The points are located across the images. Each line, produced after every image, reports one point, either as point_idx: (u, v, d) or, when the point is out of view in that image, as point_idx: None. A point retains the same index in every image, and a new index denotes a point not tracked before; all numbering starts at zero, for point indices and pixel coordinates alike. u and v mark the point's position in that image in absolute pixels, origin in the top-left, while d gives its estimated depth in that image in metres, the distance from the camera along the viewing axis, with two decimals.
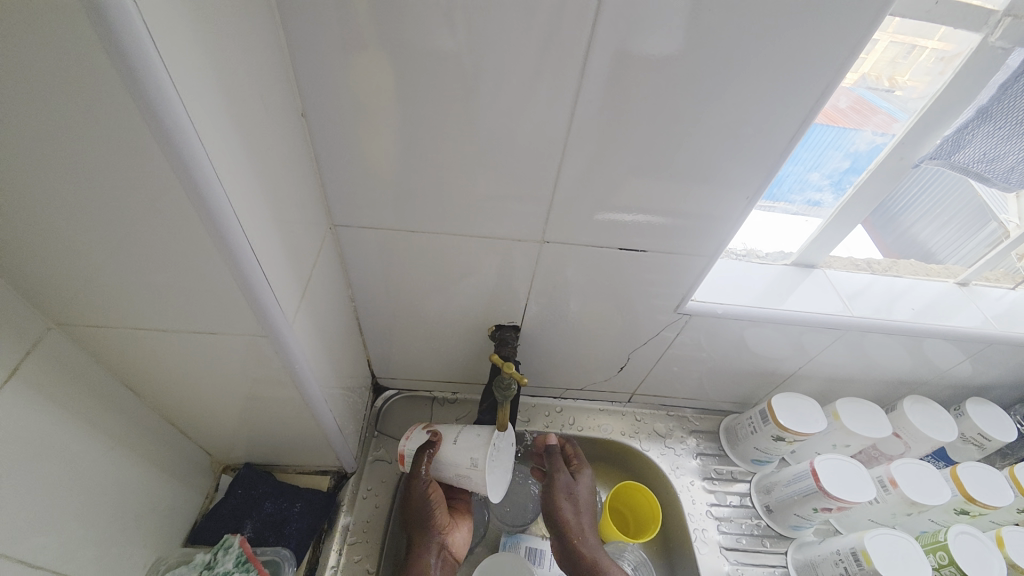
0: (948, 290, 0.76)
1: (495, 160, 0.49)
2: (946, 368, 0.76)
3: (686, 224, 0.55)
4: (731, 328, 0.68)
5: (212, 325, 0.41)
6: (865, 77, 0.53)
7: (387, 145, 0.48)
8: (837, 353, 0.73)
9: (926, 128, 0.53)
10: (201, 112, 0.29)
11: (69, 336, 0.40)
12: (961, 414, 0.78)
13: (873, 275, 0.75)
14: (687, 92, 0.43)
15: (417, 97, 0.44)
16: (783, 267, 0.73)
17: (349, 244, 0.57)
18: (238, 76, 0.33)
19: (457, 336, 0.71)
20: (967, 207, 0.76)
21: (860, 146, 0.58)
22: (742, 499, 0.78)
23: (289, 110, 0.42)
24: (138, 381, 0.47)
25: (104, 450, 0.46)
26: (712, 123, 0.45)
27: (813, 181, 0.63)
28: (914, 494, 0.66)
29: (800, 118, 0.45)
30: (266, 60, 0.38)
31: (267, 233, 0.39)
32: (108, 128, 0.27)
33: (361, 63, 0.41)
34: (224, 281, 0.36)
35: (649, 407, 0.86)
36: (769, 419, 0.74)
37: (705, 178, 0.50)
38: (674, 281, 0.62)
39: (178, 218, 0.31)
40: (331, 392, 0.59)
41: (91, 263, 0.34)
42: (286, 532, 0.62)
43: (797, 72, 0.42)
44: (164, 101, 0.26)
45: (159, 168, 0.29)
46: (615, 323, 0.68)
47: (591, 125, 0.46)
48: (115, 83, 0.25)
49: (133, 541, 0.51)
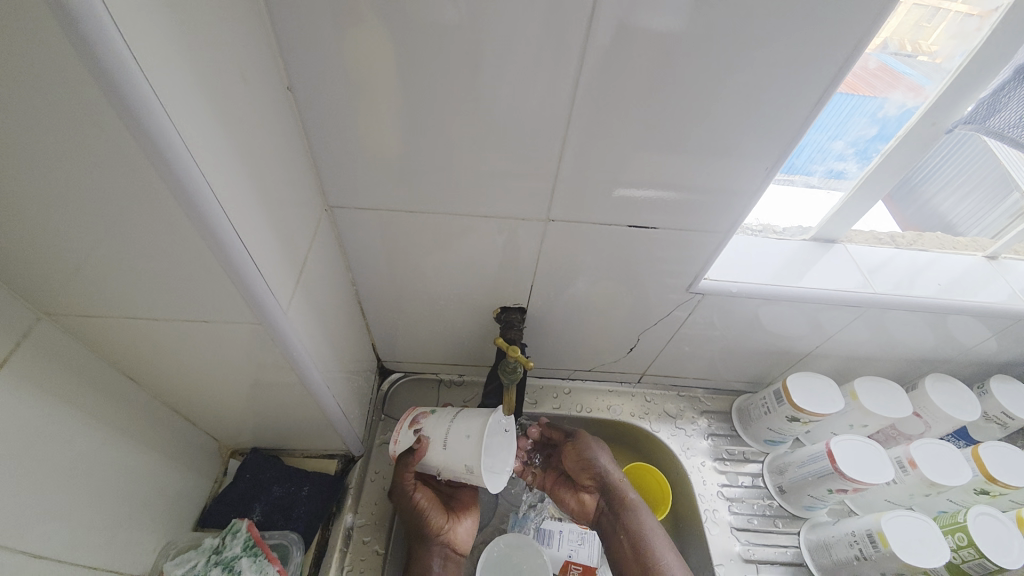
0: (976, 264, 0.72)
1: (494, 135, 0.46)
2: (970, 346, 0.73)
3: (699, 200, 0.52)
4: (746, 307, 0.66)
5: (204, 314, 0.39)
6: (889, 42, 0.48)
7: (381, 122, 0.45)
8: (856, 331, 0.70)
9: (960, 91, 0.50)
10: (168, 89, 0.27)
11: (60, 327, 0.39)
12: (985, 392, 0.75)
13: (896, 249, 0.72)
14: (702, 56, 0.40)
15: (409, 69, 0.41)
16: (801, 242, 0.69)
17: (346, 226, 0.55)
18: (210, 48, 0.31)
19: (461, 319, 0.69)
20: (990, 177, 0.70)
21: (889, 111, 0.54)
22: (754, 479, 0.77)
23: (273, 84, 0.40)
24: (136, 370, 0.46)
25: (105, 440, 0.45)
26: (730, 89, 0.42)
27: (836, 150, 0.59)
28: (933, 475, 0.64)
29: (826, 82, 0.41)
30: (243, 29, 0.35)
31: (254, 217, 0.37)
32: (68, 108, 0.24)
33: (347, 31, 0.38)
34: (212, 268, 0.35)
35: (659, 387, 0.84)
36: (783, 399, 0.72)
37: (721, 151, 0.47)
38: (687, 259, 0.59)
39: (156, 203, 0.30)
40: (333, 378, 0.58)
41: (69, 252, 0.32)
42: (294, 516, 0.63)
43: (825, 30, 0.38)
44: (124, 77, 0.24)
45: (129, 149, 0.26)
46: (625, 303, 0.66)
47: (596, 95, 0.42)
48: (68, 57, 0.23)
49: (142, 528, 0.51)
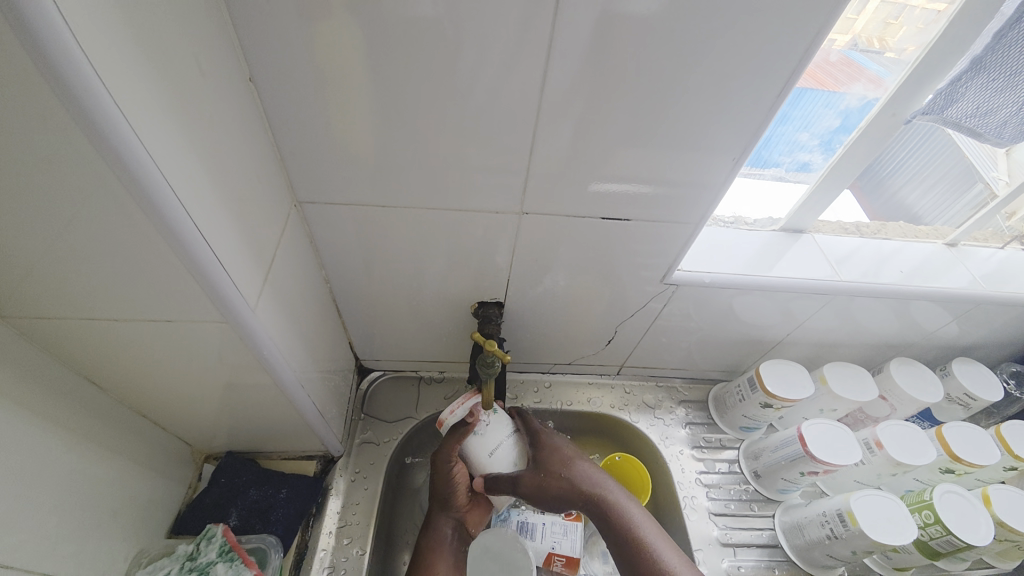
0: (937, 251, 0.75)
1: (466, 129, 0.46)
2: (933, 330, 0.76)
3: (671, 192, 0.53)
4: (719, 297, 0.67)
5: (170, 313, 0.38)
6: (856, 39, 0.51)
7: (349, 116, 0.44)
8: (825, 318, 0.72)
9: (918, 83, 0.51)
10: (117, 80, 0.26)
11: (16, 331, 0.38)
12: (948, 375, 0.78)
13: (862, 238, 0.74)
14: (668, 49, 0.40)
15: (377, 61, 0.40)
16: (771, 233, 0.71)
17: (318, 223, 0.55)
18: (162, 38, 0.30)
19: (440, 315, 0.69)
20: (952, 170, 0.74)
21: (850, 104, 0.55)
22: (730, 465, 0.79)
23: (235, 79, 0.39)
24: (100, 374, 0.45)
25: (68, 448, 0.44)
26: (696, 83, 0.43)
27: (802, 141, 0.60)
28: (899, 454, 0.67)
29: (788, 75, 0.42)
30: (202, 21, 0.34)
31: (216, 213, 0.36)
32: (9, 97, 0.23)
33: (311, 26, 0.38)
34: (174, 266, 0.34)
35: (638, 379, 0.85)
36: (757, 387, 0.74)
37: (690, 144, 0.48)
38: (661, 251, 0.60)
39: (109, 199, 0.29)
40: (308, 377, 0.57)
41: (19, 252, 0.31)
42: (272, 519, 0.62)
43: (785, 24, 0.39)
44: (68, 66, 0.23)
45: (78, 145, 0.26)
46: (602, 295, 0.67)
47: (565, 87, 0.42)
48: (4, 45, 0.22)
49: (111, 537, 0.50)
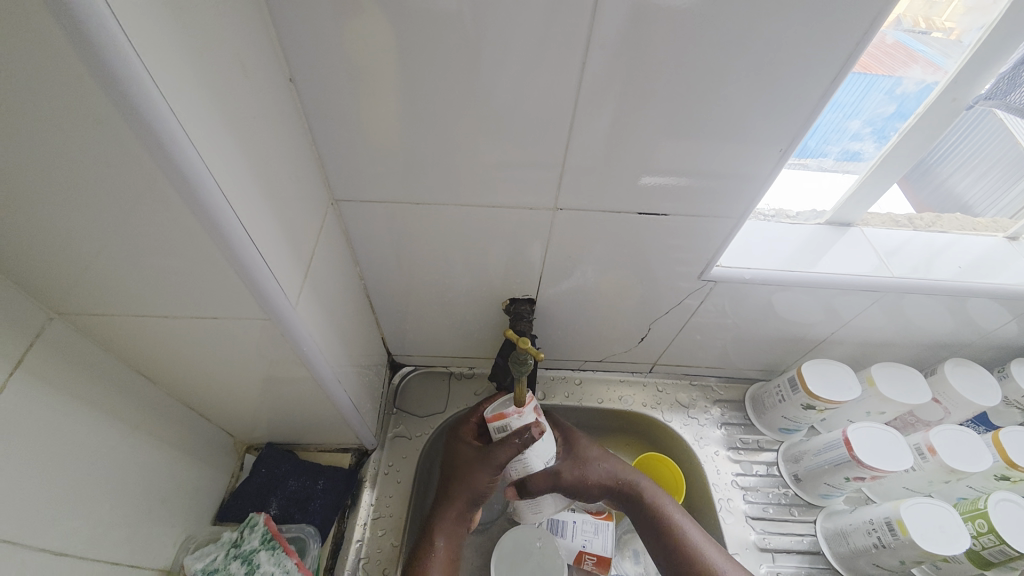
0: (996, 245, 0.70)
1: (500, 123, 0.45)
2: (992, 329, 0.71)
3: (711, 185, 0.51)
4: (758, 293, 0.65)
5: (214, 310, 0.39)
6: (902, 19, 0.47)
7: (383, 112, 0.44)
8: (872, 316, 0.68)
9: (982, 64, 0.48)
10: (165, 81, 0.26)
11: (73, 325, 0.40)
12: (1006, 377, 0.74)
13: (913, 232, 0.70)
14: (713, 35, 0.38)
15: (412, 57, 0.40)
16: (816, 227, 0.68)
17: (352, 220, 0.55)
18: (208, 36, 0.30)
19: (471, 311, 0.69)
20: (1005, 156, 0.67)
21: (907, 88, 0.52)
22: (768, 468, 0.76)
23: (275, 79, 0.40)
24: (150, 367, 0.47)
25: (121, 437, 0.46)
26: (740, 73, 0.41)
27: (852, 129, 0.57)
28: (954, 460, 0.63)
29: (842, 62, 0.40)
30: (246, 26, 0.35)
31: (259, 213, 0.36)
32: (67, 100, 0.24)
33: (349, 27, 0.38)
34: (219, 265, 0.35)
35: (671, 377, 0.83)
36: (798, 387, 0.71)
37: (732, 136, 0.46)
38: (699, 246, 0.58)
39: (163, 202, 0.30)
40: (344, 371, 0.58)
41: (79, 251, 0.32)
42: (311, 509, 0.63)
43: (841, 9, 0.37)
44: (121, 68, 0.23)
45: (133, 150, 0.26)
46: (635, 291, 0.65)
47: (603, 78, 0.41)
48: (60, 49, 0.22)
49: (162, 522, 0.52)
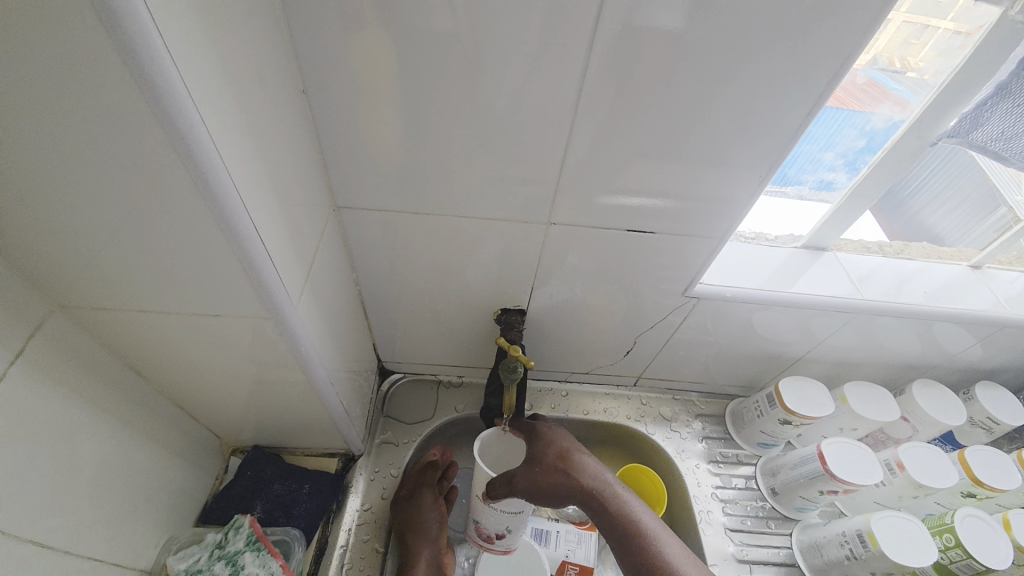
0: (960, 273, 0.74)
1: (499, 138, 0.47)
2: (956, 352, 0.75)
3: (696, 206, 0.54)
4: (739, 311, 0.68)
5: (216, 307, 0.40)
6: (878, 58, 0.51)
7: (388, 122, 0.46)
8: (846, 336, 0.72)
9: (944, 106, 0.52)
10: (197, 85, 0.28)
11: (74, 319, 0.40)
12: (970, 398, 0.77)
13: (883, 258, 0.74)
14: (700, 66, 0.41)
15: (418, 74, 0.42)
16: (793, 250, 0.72)
17: (352, 226, 0.57)
18: (234, 48, 0.32)
19: (462, 320, 0.71)
20: (977, 191, 0.73)
21: (876, 125, 0.56)
22: (747, 481, 0.78)
23: (290, 90, 0.42)
24: (144, 364, 0.47)
25: (111, 433, 0.46)
26: (725, 102, 0.44)
27: (827, 160, 0.61)
28: (921, 476, 0.66)
29: (817, 94, 0.43)
30: (267, 38, 0.37)
31: (271, 215, 0.38)
32: (102, 98, 0.26)
33: (362, 42, 0.40)
34: (227, 263, 0.36)
35: (655, 391, 0.85)
36: (776, 403, 0.73)
37: (717, 160, 0.49)
38: (683, 264, 0.61)
39: (181, 201, 0.31)
40: (337, 376, 0.59)
41: (92, 242, 0.33)
42: (295, 513, 0.63)
43: (817, 46, 0.40)
44: (158, 73, 0.25)
45: (160, 150, 0.28)
46: (622, 306, 0.68)
47: (598, 101, 0.44)
48: (102, 51, 0.24)
49: (146, 521, 0.52)
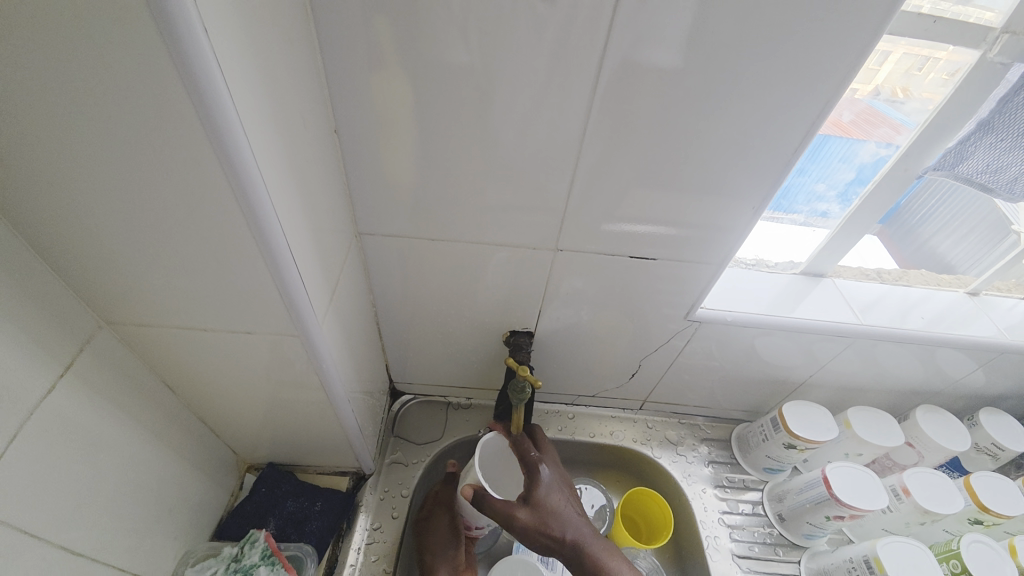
0: (958, 299, 0.76)
1: (510, 169, 0.51)
2: (958, 378, 0.76)
3: (694, 233, 0.57)
4: (741, 335, 0.70)
5: (247, 325, 0.44)
6: (879, 89, 0.54)
7: (409, 156, 0.50)
8: (848, 360, 0.73)
9: (929, 141, 0.55)
10: (251, 125, 0.32)
11: (117, 335, 0.44)
12: (975, 424, 0.78)
13: (883, 285, 0.76)
14: (693, 104, 0.45)
15: (437, 111, 0.47)
16: (793, 276, 0.74)
17: (372, 252, 0.60)
18: (281, 94, 0.36)
19: (473, 342, 0.73)
20: (985, 220, 0.75)
21: (864, 158, 0.59)
22: (754, 507, 0.78)
23: (323, 126, 0.46)
24: (175, 379, 0.50)
25: (142, 443, 0.48)
26: (718, 136, 0.48)
27: (819, 191, 0.64)
28: (927, 502, 0.66)
29: (804, 129, 0.47)
30: (306, 82, 0.41)
31: (303, 239, 0.41)
32: (170, 137, 0.30)
33: (390, 84, 0.45)
34: (261, 283, 0.39)
35: (661, 415, 0.86)
36: (780, 426, 0.74)
37: (713, 189, 0.52)
38: (685, 288, 0.63)
39: (226, 226, 0.35)
40: (353, 394, 0.61)
41: (144, 262, 0.37)
42: (307, 530, 0.64)
43: (799, 88, 0.44)
44: (220, 118, 0.29)
45: (212, 180, 0.32)
46: (627, 329, 0.70)
47: (601, 134, 0.48)
48: (176, 100, 0.28)
49: (166, 532, 0.54)
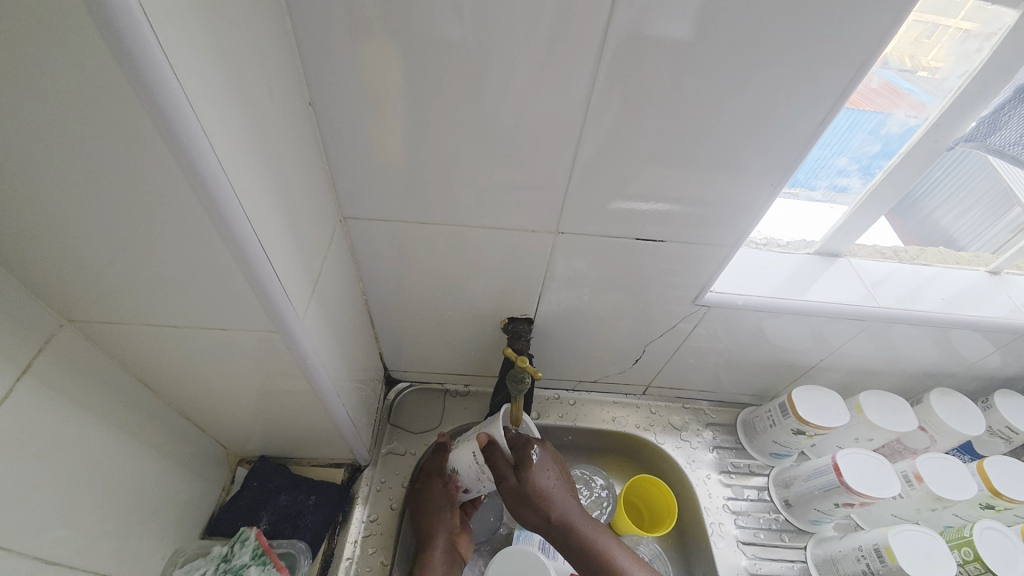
0: (977, 279, 0.73)
1: (505, 146, 0.47)
2: (974, 360, 0.74)
3: (707, 213, 0.53)
4: (750, 319, 0.66)
5: (223, 321, 0.40)
6: (889, 59, 0.49)
7: (394, 133, 0.46)
8: (860, 344, 0.70)
9: (961, 110, 0.51)
10: (202, 100, 0.28)
11: (81, 333, 0.40)
12: (989, 407, 0.75)
13: (899, 264, 0.72)
14: (709, 72, 0.41)
15: (422, 81, 0.42)
16: (805, 256, 0.70)
17: (359, 237, 0.56)
18: (241, 63, 0.32)
19: (470, 329, 0.70)
20: (989, 192, 0.70)
21: (891, 129, 0.55)
22: (759, 493, 0.77)
23: (296, 101, 0.41)
24: (151, 376, 0.47)
25: (119, 446, 0.46)
26: (736, 107, 0.43)
27: (840, 165, 0.60)
28: (940, 489, 0.64)
29: (831, 99, 0.42)
30: (272, 50, 0.37)
31: (277, 227, 0.37)
32: (111, 120, 0.26)
33: (368, 50, 0.40)
34: (234, 277, 0.36)
35: (664, 399, 0.84)
36: (789, 412, 0.72)
37: (728, 165, 0.48)
38: (693, 271, 0.60)
39: (187, 216, 0.31)
40: (343, 386, 0.58)
41: (98, 257, 0.33)
42: (301, 525, 0.63)
43: (830, 52, 0.39)
44: (165, 95, 0.25)
45: (165, 165, 0.28)
46: (631, 314, 0.67)
47: (606, 106, 0.43)
48: (109, 75, 0.24)
49: (152, 535, 0.52)
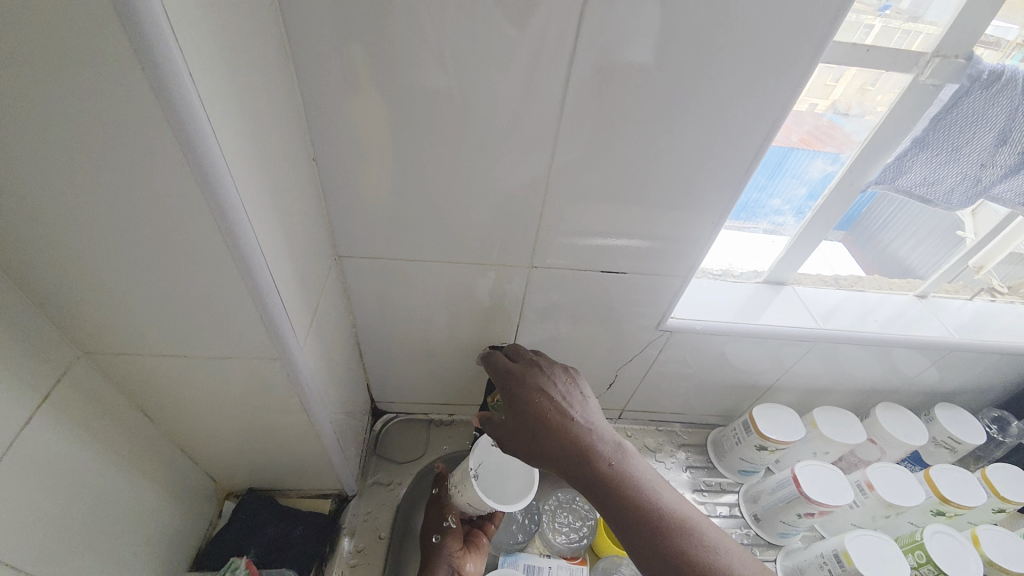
0: (909, 302, 0.81)
1: (484, 190, 0.53)
2: (914, 375, 0.81)
3: (663, 246, 0.60)
4: (711, 343, 0.73)
5: (228, 350, 0.44)
6: (836, 105, 0.57)
7: (386, 180, 0.52)
8: (812, 363, 0.77)
9: (870, 157, 0.60)
10: (232, 157, 0.33)
11: (94, 364, 0.43)
12: (932, 420, 0.82)
13: (840, 290, 0.80)
14: (653, 127, 0.49)
15: (413, 137, 0.49)
16: (756, 285, 0.78)
17: (351, 273, 0.61)
18: (260, 126, 0.38)
19: (454, 358, 0.74)
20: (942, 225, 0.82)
21: (813, 175, 0.64)
22: (731, 509, 0.81)
23: (301, 154, 0.47)
24: (152, 407, 0.50)
25: (118, 474, 0.48)
26: (679, 157, 0.51)
27: (774, 206, 0.69)
28: (890, 496, 0.70)
29: (757, 148, 0.51)
30: (284, 113, 0.43)
31: (283, 264, 0.42)
32: (156, 174, 0.31)
33: (367, 113, 0.47)
34: (243, 308, 0.40)
35: (640, 423, 0.89)
36: (750, 429, 0.77)
37: (677, 204, 0.56)
38: (656, 300, 0.66)
39: (208, 254, 0.36)
40: (334, 414, 0.61)
41: (123, 292, 0.38)
42: (288, 556, 0.64)
43: (750, 112, 0.48)
44: (205, 154, 0.31)
45: (196, 211, 0.33)
46: (603, 341, 0.72)
47: (569, 156, 0.51)
48: (160, 139, 0.29)
49: (142, 566, 0.52)
